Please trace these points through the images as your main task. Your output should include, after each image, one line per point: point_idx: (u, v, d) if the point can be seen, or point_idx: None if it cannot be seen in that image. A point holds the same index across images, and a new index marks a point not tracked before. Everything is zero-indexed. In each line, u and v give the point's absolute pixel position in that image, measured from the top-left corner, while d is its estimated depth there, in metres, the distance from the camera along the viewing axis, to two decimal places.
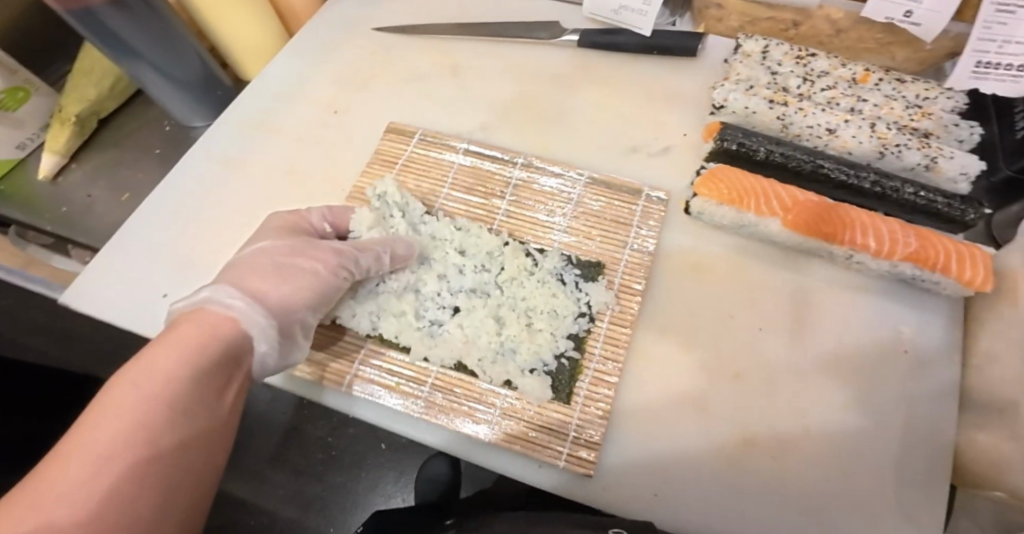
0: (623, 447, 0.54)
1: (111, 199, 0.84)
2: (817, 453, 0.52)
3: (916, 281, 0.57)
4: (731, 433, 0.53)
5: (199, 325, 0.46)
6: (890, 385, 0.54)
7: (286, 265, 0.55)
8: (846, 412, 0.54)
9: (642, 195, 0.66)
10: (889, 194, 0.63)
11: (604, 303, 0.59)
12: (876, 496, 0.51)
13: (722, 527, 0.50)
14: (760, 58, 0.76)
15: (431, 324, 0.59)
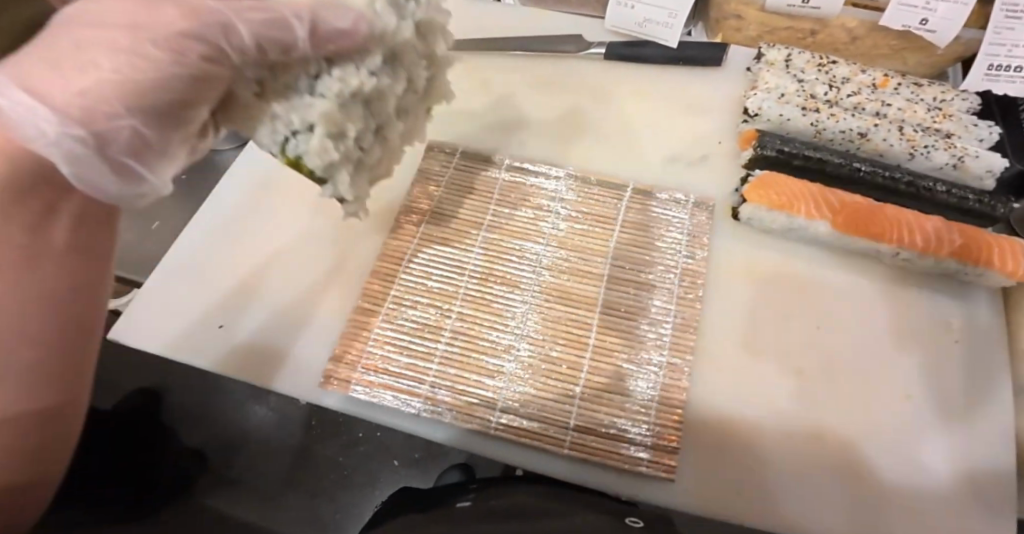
0: (707, 449, 0.57)
1: (138, 228, 0.81)
2: (886, 444, 0.56)
3: (960, 275, 0.62)
4: (802, 427, 0.57)
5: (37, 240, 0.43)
6: (946, 374, 0.59)
7: (85, 48, 0.40)
8: (910, 402, 0.58)
9: (688, 204, 0.70)
10: (924, 194, 0.67)
11: (668, 312, 0.63)
12: (945, 480, 0.55)
13: (806, 520, 0.54)
14: (785, 67, 0.78)
15: (358, 146, 0.48)
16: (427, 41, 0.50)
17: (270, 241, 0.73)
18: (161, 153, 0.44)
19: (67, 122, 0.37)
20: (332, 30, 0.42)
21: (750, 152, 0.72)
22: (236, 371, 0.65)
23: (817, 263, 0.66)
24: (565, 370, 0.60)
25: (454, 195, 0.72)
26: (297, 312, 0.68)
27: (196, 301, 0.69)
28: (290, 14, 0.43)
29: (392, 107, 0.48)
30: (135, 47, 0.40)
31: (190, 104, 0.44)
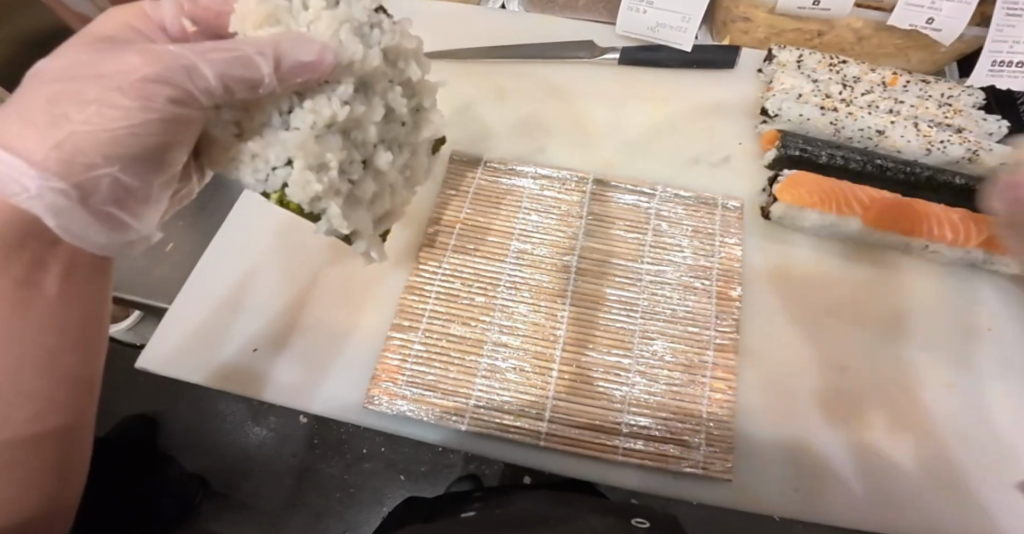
0: (761, 446, 0.58)
1: (153, 251, 0.79)
2: (932, 433, 0.59)
3: (984, 265, 0.67)
4: (853, 418, 0.59)
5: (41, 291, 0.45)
6: (980, 359, 0.63)
7: (64, 101, 0.41)
8: (949, 390, 0.61)
9: (719, 204, 0.70)
10: (945, 187, 0.69)
11: (709, 313, 0.63)
12: (991, 463, 0.57)
13: (863, 512, 0.55)
14: (797, 68, 0.78)
15: (352, 178, 0.45)
16: (399, 68, 0.48)
17: (293, 256, 0.70)
18: (143, 198, 0.46)
19: (47, 175, 0.39)
20: (294, 65, 0.38)
21: (773, 153, 0.74)
22: (271, 396, 0.62)
23: (849, 259, 0.69)
24: (615, 375, 0.60)
25: (481, 206, 0.71)
26: (329, 330, 0.66)
27: (219, 324, 0.66)
28: (253, 52, 0.38)
29: (373, 135, 0.45)
30: (104, 97, 0.41)
31: (170, 147, 0.45)
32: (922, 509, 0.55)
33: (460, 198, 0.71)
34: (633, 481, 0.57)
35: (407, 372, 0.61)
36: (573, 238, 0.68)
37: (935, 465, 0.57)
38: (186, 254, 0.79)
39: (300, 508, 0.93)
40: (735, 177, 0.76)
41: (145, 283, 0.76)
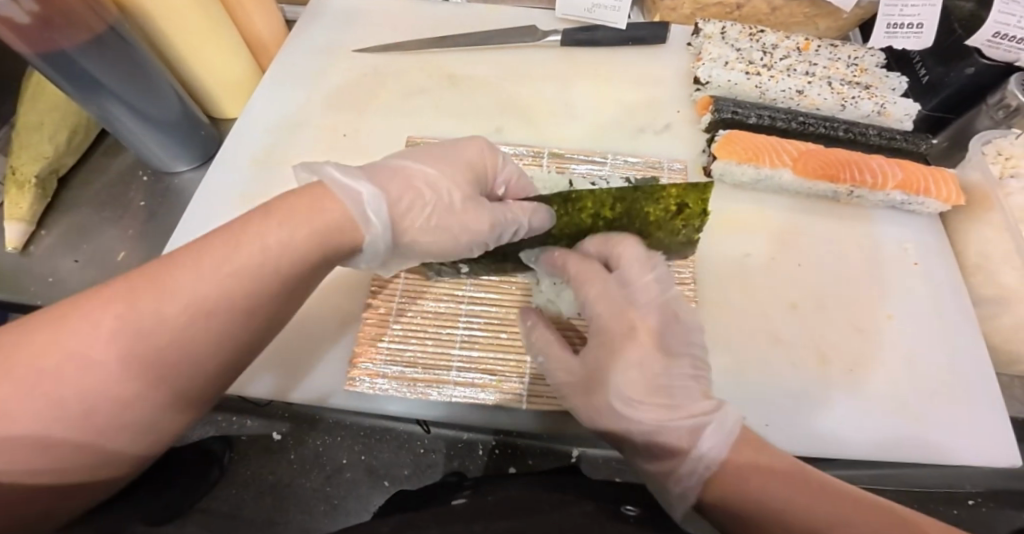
0: (731, 394, 0.64)
1: (106, 260, 0.75)
2: (880, 359, 0.66)
3: (905, 205, 0.74)
4: (808, 355, 0.66)
5: (295, 204, 0.48)
6: (916, 288, 0.71)
7: None
8: (892, 320, 0.69)
9: (664, 167, 0.77)
10: (859, 138, 0.77)
11: None
12: (940, 382, 0.65)
13: (834, 442, 0.61)
14: (721, 39, 0.85)
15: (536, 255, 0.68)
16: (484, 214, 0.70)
17: None
18: None
19: None
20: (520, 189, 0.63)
21: (708, 117, 0.79)
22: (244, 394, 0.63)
23: (788, 209, 0.75)
24: None
25: None
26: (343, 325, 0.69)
27: None
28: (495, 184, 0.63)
29: None
30: None
31: None
32: (885, 427, 0.62)
33: None
34: None
35: (386, 351, 0.63)
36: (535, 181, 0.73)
37: (880, 394, 0.64)
38: (140, 263, 0.76)
39: None
40: (677, 141, 0.81)
41: None
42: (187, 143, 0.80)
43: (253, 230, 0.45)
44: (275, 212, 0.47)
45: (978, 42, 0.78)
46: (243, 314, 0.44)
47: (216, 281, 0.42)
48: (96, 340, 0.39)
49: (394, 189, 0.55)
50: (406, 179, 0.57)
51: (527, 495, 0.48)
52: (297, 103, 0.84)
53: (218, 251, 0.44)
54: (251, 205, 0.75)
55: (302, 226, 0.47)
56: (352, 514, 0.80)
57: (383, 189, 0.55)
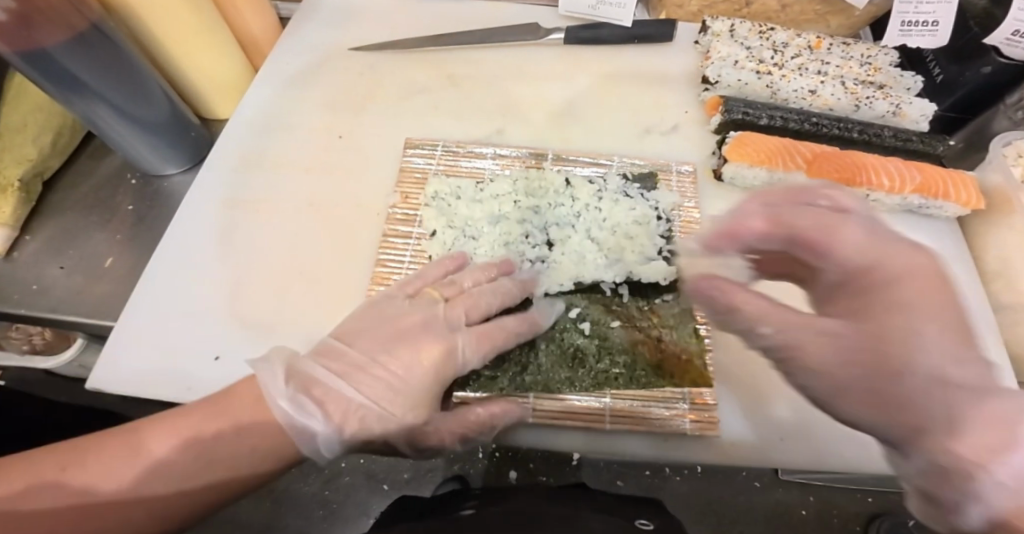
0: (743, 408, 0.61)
1: (93, 267, 0.72)
2: None
3: (922, 208, 0.72)
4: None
5: (271, 425, 0.49)
6: None
7: None
8: None
9: (672, 170, 0.74)
10: (874, 139, 0.74)
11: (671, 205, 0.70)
12: None
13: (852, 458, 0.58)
14: (730, 37, 0.82)
15: (535, 262, 0.65)
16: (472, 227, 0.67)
17: (258, 253, 0.68)
18: None
19: None
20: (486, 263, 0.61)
21: (718, 119, 0.77)
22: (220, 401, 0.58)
23: None
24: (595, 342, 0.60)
25: (453, 170, 0.73)
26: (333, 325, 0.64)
27: (175, 329, 0.62)
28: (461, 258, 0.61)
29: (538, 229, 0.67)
30: None
31: None
32: None
33: (422, 184, 0.71)
34: (619, 446, 0.59)
35: None
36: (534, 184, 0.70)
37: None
38: (128, 269, 0.73)
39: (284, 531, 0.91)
40: (685, 143, 0.78)
41: (83, 305, 0.69)
42: (176, 144, 0.77)
43: (234, 436, 0.48)
44: (250, 420, 0.48)
45: (996, 40, 0.75)
46: (223, 473, 0.47)
47: (213, 439, 0.47)
48: (95, 476, 0.44)
49: (337, 419, 0.50)
50: (342, 409, 0.50)
51: (530, 506, 0.45)
52: (291, 104, 0.81)
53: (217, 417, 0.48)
54: (242, 209, 0.72)
55: (277, 454, 0.49)
56: (349, 518, 0.90)
57: (330, 420, 0.50)
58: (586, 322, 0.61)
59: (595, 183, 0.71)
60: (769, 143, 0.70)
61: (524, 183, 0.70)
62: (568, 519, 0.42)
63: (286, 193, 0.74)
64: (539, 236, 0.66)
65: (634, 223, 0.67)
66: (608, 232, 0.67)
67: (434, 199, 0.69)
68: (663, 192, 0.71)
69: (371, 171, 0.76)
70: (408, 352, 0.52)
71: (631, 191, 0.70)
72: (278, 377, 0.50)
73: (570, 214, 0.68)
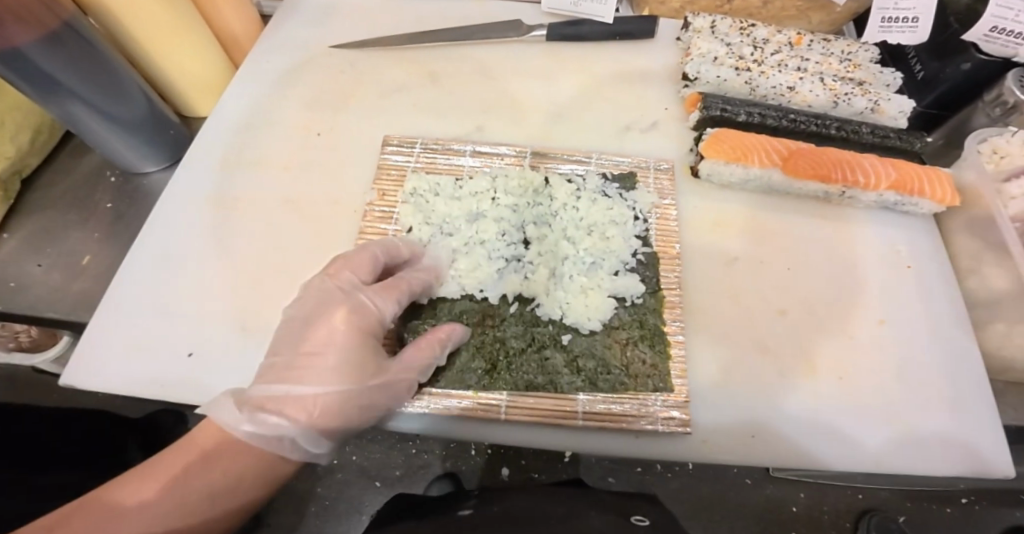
0: (715, 406, 0.61)
1: (71, 265, 0.72)
2: (872, 368, 0.64)
3: (898, 205, 0.72)
4: (797, 361, 0.64)
5: (233, 451, 0.48)
6: (909, 291, 0.69)
7: None
8: (884, 326, 0.66)
9: (651, 167, 0.74)
10: (852, 136, 0.74)
11: (650, 205, 0.70)
12: (934, 391, 0.63)
13: (821, 454, 0.59)
14: (710, 33, 0.82)
15: (513, 260, 0.65)
16: (453, 225, 0.67)
17: (235, 251, 0.68)
18: None
19: None
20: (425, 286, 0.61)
21: (697, 115, 0.77)
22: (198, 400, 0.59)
23: (779, 211, 0.73)
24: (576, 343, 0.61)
25: (431, 168, 0.72)
26: None
27: (149, 328, 0.62)
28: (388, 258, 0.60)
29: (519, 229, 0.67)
30: None
31: None
32: (874, 443, 0.60)
33: (400, 182, 0.71)
34: (592, 443, 0.60)
35: None
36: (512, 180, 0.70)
37: (871, 405, 0.62)
38: (107, 267, 0.73)
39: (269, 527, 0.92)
40: (663, 140, 0.79)
41: (61, 303, 0.70)
42: (156, 142, 0.77)
43: (200, 468, 0.47)
44: (213, 453, 0.48)
45: (974, 37, 0.75)
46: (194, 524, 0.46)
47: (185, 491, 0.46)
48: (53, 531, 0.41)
49: (306, 419, 0.50)
50: (308, 409, 0.50)
51: (531, 506, 0.45)
52: (271, 101, 0.81)
53: (180, 459, 0.47)
54: (218, 208, 0.72)
55: (250, 476, 0.49)
56: (343, 513, 0.91)
57: (300, 421, 0.49)
58: (568, 334, 0.61)
59: (574, 182, 0.71)
60: (739, 139, 0.70)
61: (503, 180, 0.70)
62: (566, 518, 0.42)
63: (265, 190, 0.73)
64: (517, 235, 0.67)
65: (611, 223, 0.68)
66: (585, 232, 0.67)
67: (413, 195, 0.69)
68: (641, 192, 0.71)
69: (350, 169, 0.76)
70: (322, 327, 0.53)
71: (610, 190, 0.71)
72: (225, 407, 0.49)
73: (549, 212, 0.68)
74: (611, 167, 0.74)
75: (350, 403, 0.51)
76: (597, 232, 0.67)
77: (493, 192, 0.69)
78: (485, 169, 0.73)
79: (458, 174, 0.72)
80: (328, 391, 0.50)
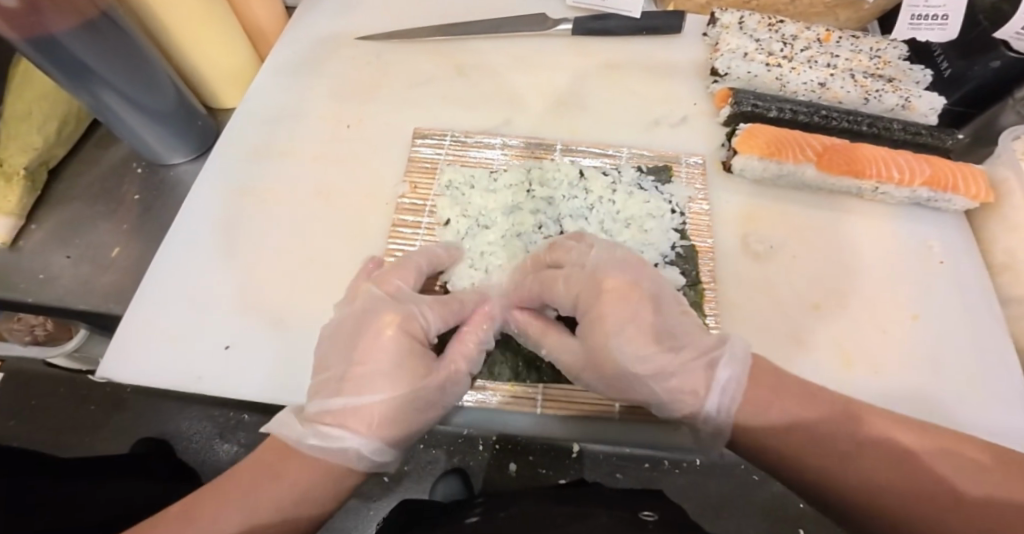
0: None
1: (99, 255, 0.72)
2: (908, 363, 0.64)
3: (930, 202, 0.72)
4: (832, 355, 0.64)
5: (299, 462, 0.46)
6: (942, 289, 0.68)
7: None
8: (918, 322, 0.66)
9: (681, 162, 0.74)
10: (884, 133, 0.74)
11: (688, 195, 0.71)
12: (970, 388, 0.63)
13: None
14: (739, 29, 0.82)
15: None
16: (490, 218, 0.67)
17: (266, 242, 0.68)
18: None
19: None
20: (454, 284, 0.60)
21: (727, 110, 0.76)
22: (234, 392, 0.58)
23: (810, 206, 0.73)
24: None
25: (462, 161, 0.72)
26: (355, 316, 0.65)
27: (183, 319, 0.62)
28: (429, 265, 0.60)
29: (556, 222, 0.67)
30: None
31: None
32: None
33: (431, 174, 0.71)
34: (625, 437, 0.60)
35: None
36: (546, 172, 0.70)
37: (907, 399, 0.61)
38: (136, 258, 0.73)
39: None
40: (692, 135, 0.78)
41: (90, 294, 0.69)
42: (183, 133, 0.76)
43: (271, 481, 0.45)
44: (281, 467, 0.46)
45: (1006, 34, 0.75)
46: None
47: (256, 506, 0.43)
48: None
49: (369, 429, 0.49)
50: (361, 418, 0.49)
51: (539, 508, 0.45)
52: (299, 93, 0.81)
53: (249, 475, 0.45)
54: (248, 199, 0.71)
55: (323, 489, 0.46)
56: (356, 507, 0.91)
57: (360, 430, 0.48)
58: None
59: (608, 175, 0.71)
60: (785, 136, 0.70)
61: (538, 173, 0.70)
62: (579, 516, 0.42)
63: (295, 183, 0.73)
64: (554, 229, 0.67)
65: (648, 215, 0.68)
66: (622, 224, 0.67)
67: (449, 189, 0.69)
68: (677, 186, 0.71)
69: (379, 161, 0.75)
70: (372, 336, 0.52)
71: (645, 181, 0.70)
72: (290, 424, 0.48)
73: (585, 205, 0.68)
74: (640, 160, 0.74)
75: (407, 409, 0.50)
76: (633, 227, 0.67)
77: (528, 186, 0.69)
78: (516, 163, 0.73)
79: (489, 166, 0.72)
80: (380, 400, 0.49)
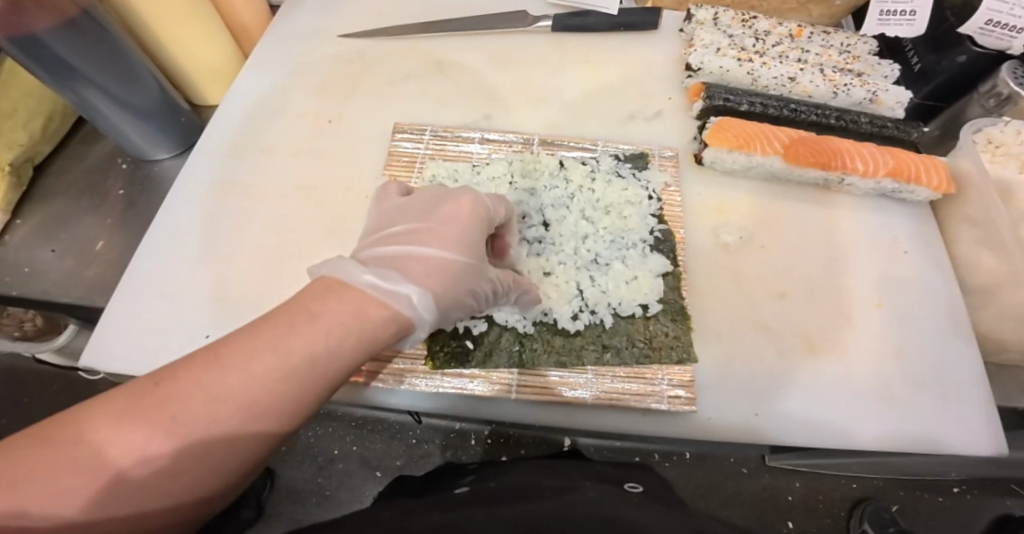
0: (716, 392, 0.63)
1: (84, 249, 0.73)
2: (870, 350, 0.66)
3: (895, 193, 0.74)
4: (797, 342, 0.66)
5: (334, 309, 0.44)
6: (905, 278, 0.71)
7: None
8: (880, 310, 0.68)
9: (654, 155, 0.75)
10: (850, 126, 0.76)
11: (663, 182, 0.73)
12: (931, 374, 0.65)
13: (820, 434, 0.61)
14: (713, 25, 0.84)
15: (529, 243, 0.67)
16: None
17: (249, 234, 0.70)
18: None
19: None
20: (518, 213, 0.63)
21: (700, 104, 0.78)
22: None
23: (780, 198, 0.75)
24: (593, 324, 0.63)
25: (442, 153, 0.74)
26: None
27: (166, 311, 0.64)
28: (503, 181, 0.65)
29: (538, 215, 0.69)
30: None
31: None
32: (875, 426, 0.62)
33: (410, 168, 0.73)
34: (598, 421, 0.62)
35: None
36: (525, 164, 0.72)
37: (869, 385, 0.64)
38: (120, 252, 0.74)
39: (275, 512, 0.93)
40: (668, 129, 0.80)
41: (76, 287, 0.71)
42: (166, 129, 0.77)
43: (298, 326, 0.42)
44: (313, 314, 0.43)
45: (970, 29, 0.77)
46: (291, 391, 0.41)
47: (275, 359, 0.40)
48: (154, 406, 0.37)
49: (422, 282, 0.50)
50: (422, 269, 0.51)
51: (530, 481, 0.45)
52: (282, 90, 0.82)
53: (274, 320, 0.42)
54: (230, 193, 0.73)
55: (353, 336, 0.44)
56: (344, 501, 0.93)
57: (415, 281, 0.50)
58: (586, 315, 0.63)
59: (587, 166, 0.73)
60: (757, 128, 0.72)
61: (519, 165, 0.72)
62: (567, 490, 0.41)
63: (277, 177, 0.74)
64: (535, 218, 0.68)
65: (627, 203, 0.70)
66: (599, 213, 0.69)
67: (432, 182, 0.71)
68: (653, 172, 0.73)
69: (361, 155, 0.77)
70: (448, 207, 0.55)
71: (623, 171, 0.72)
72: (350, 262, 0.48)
73: (563, 195, 0.70)
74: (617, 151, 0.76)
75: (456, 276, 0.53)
76: (608, 217, 0.69)
77: (507, 178, 0.70)
78: (495, 155, 0.74)
79: (469, 159, 0.74)
80: (444, 258, 0.53)
